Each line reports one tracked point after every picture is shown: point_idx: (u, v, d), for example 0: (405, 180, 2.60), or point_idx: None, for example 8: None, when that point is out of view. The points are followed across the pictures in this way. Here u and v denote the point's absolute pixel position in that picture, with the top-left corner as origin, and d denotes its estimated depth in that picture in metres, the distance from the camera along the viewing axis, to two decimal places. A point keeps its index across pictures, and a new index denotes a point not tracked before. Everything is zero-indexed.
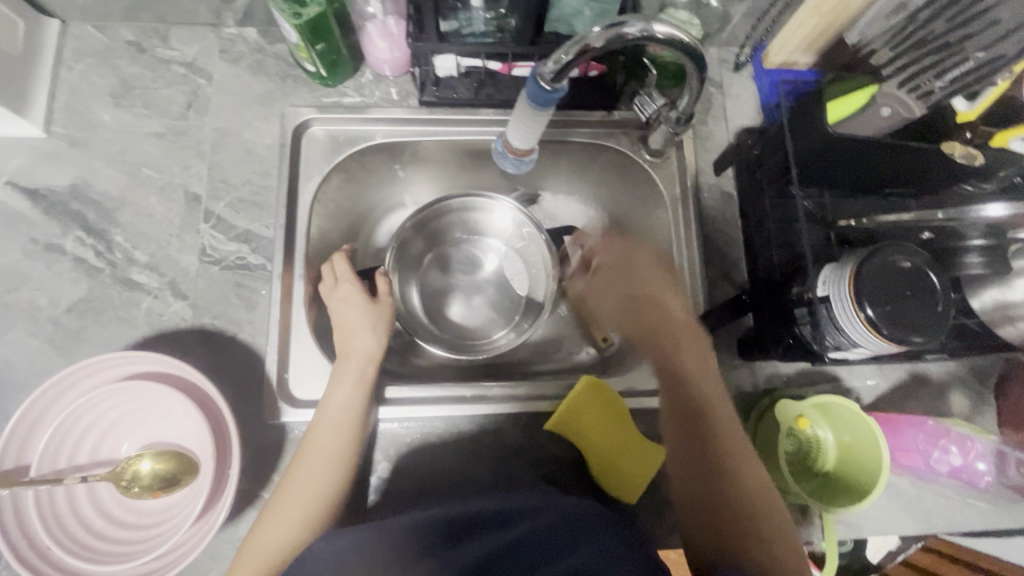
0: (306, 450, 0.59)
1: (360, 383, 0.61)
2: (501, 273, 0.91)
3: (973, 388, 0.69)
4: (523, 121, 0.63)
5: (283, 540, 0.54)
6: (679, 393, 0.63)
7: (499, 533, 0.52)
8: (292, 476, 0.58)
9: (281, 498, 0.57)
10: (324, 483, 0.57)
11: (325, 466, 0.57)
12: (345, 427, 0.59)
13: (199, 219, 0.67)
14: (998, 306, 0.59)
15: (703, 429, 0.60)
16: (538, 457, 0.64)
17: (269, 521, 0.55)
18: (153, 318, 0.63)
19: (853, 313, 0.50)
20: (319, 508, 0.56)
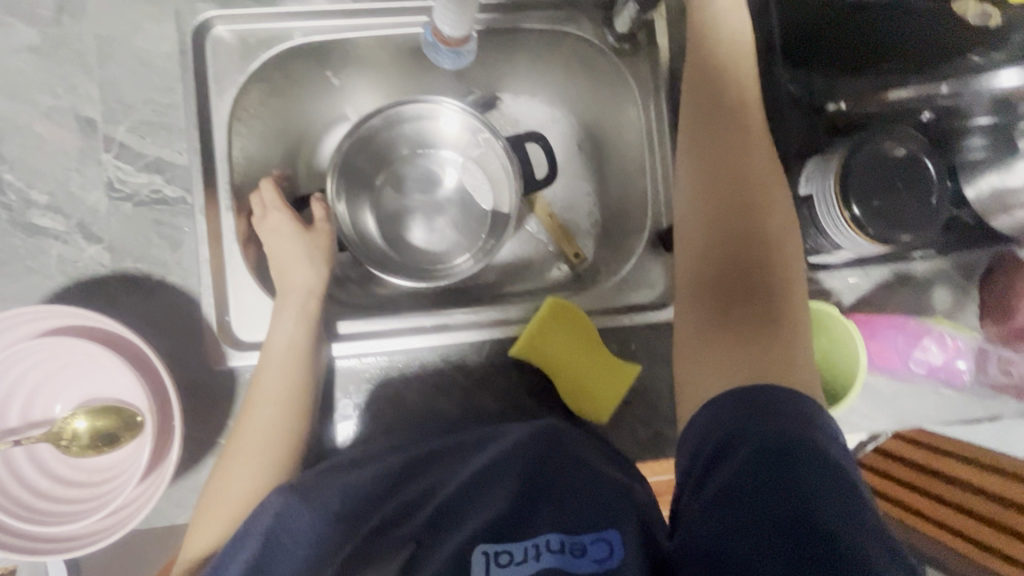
0: (256, 397, 0.56)
1: (305, 318, 0.57)
2: (461, 189, 0.84)
3: (956, 282, 0.66)
4: (449, 11, 0.54)
5: (243, 490, 0.52)
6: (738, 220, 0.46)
7: (455, 466, 0.52)
8: (245, 425, 0.55)
9: (235, 445, 0.54)
10: (278, 425, 0.55)
11: (280, 411, 0.55)
12: (295, 368, 0.56)
13: (98, 148, 0.58)
14: (996, 194, 0.55)
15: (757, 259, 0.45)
16: (506, 384, 0.61)
17: (228, 470, 0.53)
18: (68, 266, 0.57)
19: (839, 213, 0.45)
20: (278, 453, 0.54)
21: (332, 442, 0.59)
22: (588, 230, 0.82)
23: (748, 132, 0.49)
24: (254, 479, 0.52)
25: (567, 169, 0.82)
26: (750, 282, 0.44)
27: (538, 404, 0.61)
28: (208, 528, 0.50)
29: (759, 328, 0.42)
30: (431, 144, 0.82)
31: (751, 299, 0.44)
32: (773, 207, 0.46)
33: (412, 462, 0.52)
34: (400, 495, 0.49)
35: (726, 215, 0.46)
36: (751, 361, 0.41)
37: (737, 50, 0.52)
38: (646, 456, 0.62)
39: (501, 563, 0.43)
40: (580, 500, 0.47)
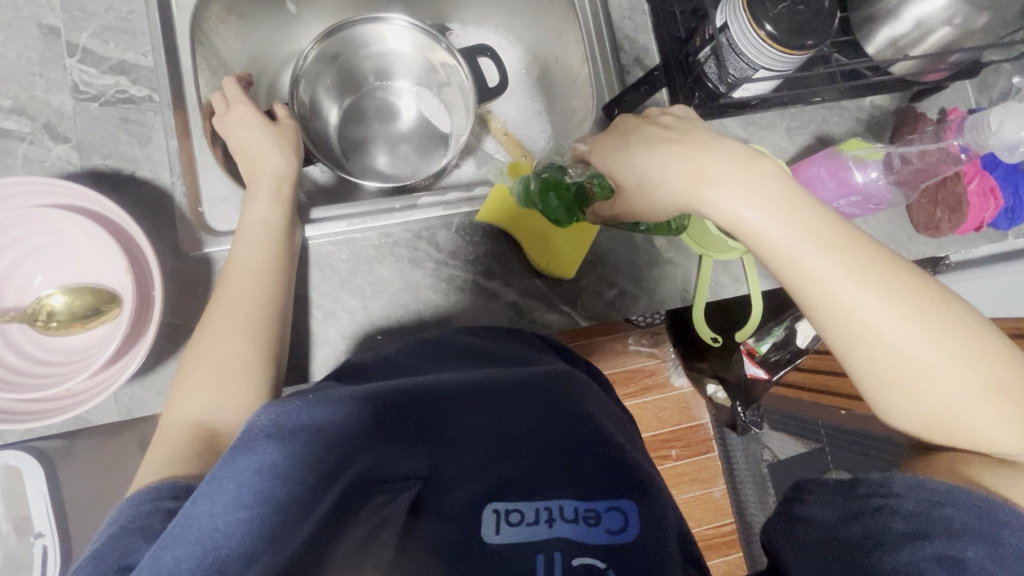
0: (232, 275, 0.56)
1: (279, 199, 0.59)
2: (421, 115, 0.88)
3: (871, 142, 0.73)
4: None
5: (227, 356, 0.52)
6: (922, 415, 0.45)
7: (458, 412, 0.48)
8: (220, 299, 0.55)
9: (214, 316, 0.54)
10: (255, 294, 0.55)
11: (257, 281, 0.55)
12: (270, 244, 0.57)
13: (63, 53, 0.60)
14: (891, 45, 0.63)
15: (905, 318, 0.44)
16: (476, 256, 0.64)
17: (207, 341, 0.53)
18: (35, 165, 0.58)
19: (753, 33, 0.51)
20: (259, 320, 0.54)
21: (311, 322, 0.61)
22: (543, 144, 0.87)
23: (785, 239, 0.46)
24: (239, 346, 0.53)
25: (518, 90, 0.88)
26: (878, 366, 0.45)
27: (508, 273, 0.65)
28: (197, 393, 0.51)
29: (945, 416, 0.44)
30: (387, 73, 0.86)
31: (953, 420, 0.44)
32: (854, 297, 0.44)
33: (410, 399, 0.45)
34: (395, 443, 0.43)
35: (863, 363, 0.45)
36: (952, 417, 0.44)
37: (673, 155, 0.50)
38: (615, 315, 0.66)
39: (511, 520, 0.45)
40: (593, 464, 0.49)
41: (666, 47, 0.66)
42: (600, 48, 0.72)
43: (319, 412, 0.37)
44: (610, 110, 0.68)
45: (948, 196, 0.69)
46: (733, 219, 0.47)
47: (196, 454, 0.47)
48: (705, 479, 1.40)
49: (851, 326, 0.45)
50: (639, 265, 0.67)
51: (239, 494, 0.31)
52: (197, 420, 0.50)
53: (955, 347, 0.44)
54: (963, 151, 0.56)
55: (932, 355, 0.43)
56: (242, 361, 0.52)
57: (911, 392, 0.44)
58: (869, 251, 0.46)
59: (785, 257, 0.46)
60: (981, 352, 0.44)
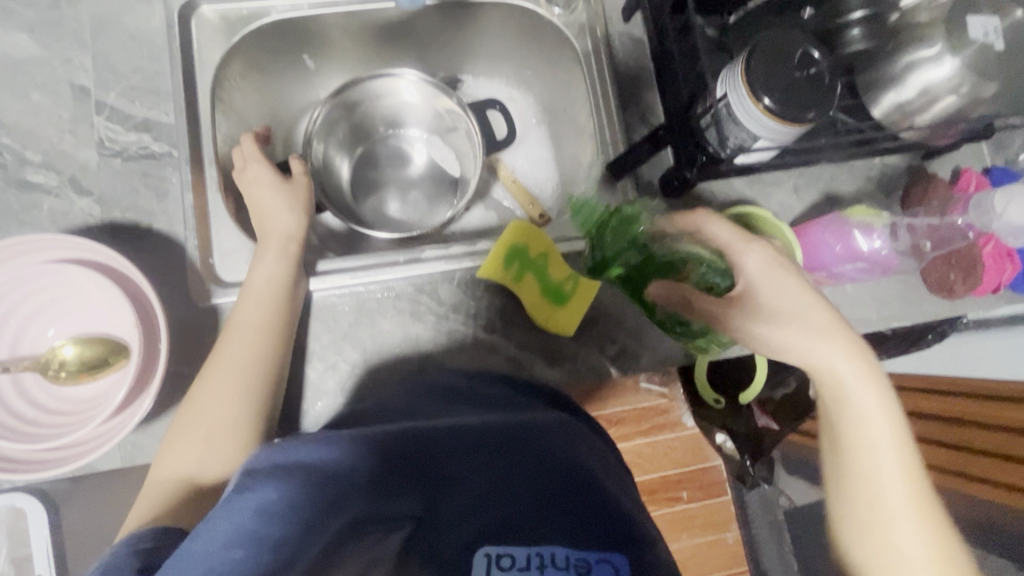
0: (233, 330, 0.57)
1: (287, 257, 0.61)
2: (432, 162, 0.90)
3: (879, 200, 0.72)
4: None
5: (223, 413, 0.54)
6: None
7: (465, 459, 0.48)
8: (222, 352, 0.56)
9: (209, 370, 0.56)
10: (253, 353, 0.56)
11: (259, 338, 0.57)
12: (273, 304, 0.58)
13: (91, 111, 0.63)
14: (897, 108, 0.62)
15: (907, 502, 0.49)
16: (476, 310, 0.65)
17: (206, 396, 0.54)
18: (58, 217, 0.61)
19: (753, 107, 0.51)
20: (258, 378, 0.55)
21: (309, 374, 0.62)
22: (549, 190, 0.88)
23: (846, 390, 0.49)
24: (236, 402, 0.54)
25: (527, 139, 0.90)
26: (849, 463, 0.51)
27: (508, 327, 0.65)
28: (191, 449, 0.52)
29: (881, 527, 0.49)
30: (401, 122, 0.89)
31: (887, 539, 0.49)
32: (862, 394, 0.49)
33: (411, 439, 0.45)
34: (395, 484, 0.41)
35: (852, 523, 0.51)
36: None
37: (764, 261, 0.50)
38: (614, 375, 0.66)
39: (502, 565, 0.45)
40: (586, 514, 0.48)
41: (672, 109, 0.67)
42: (606, 105, 0.73)
43: (323, 451, 0.36)
44: (613, 169, 0.68)
45: (963, 259, 0.66)
46: (810, 354, 0.48)
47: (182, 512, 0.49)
48: (718, 524, 1.35)
49: (840, 416, 0.50)
50: (641, 322, 0.66)
51: (237, 535, 0.29)
52: (189, 476, 0.52)
53: (905, 470, 0.49)
54: (966, 227, 0.58)
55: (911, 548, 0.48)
56: (237, 421, 0.54)
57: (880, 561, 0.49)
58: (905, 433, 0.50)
59: (840, 406, 0.50)
60: (921, 474, 0.50)
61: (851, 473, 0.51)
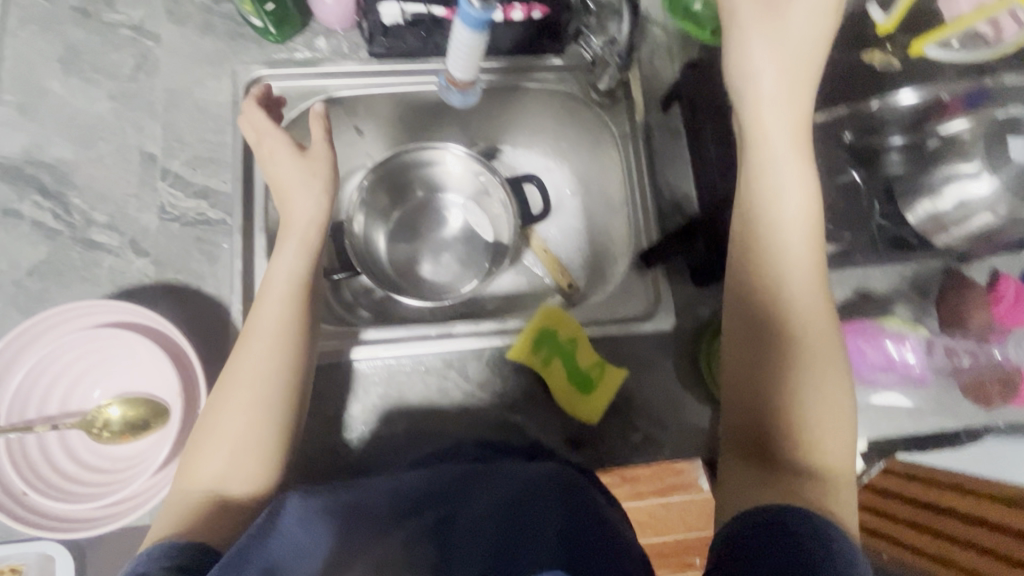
0: (248, 338, 0.55)
1: (304, 253, 0.58)
2: (467, 227, 0.92)
3: (916, 300, 0.71)
4: (460, 46, 0.53)
5: (244, 421, 0.52)
6: None
7: (474, 502, 0.47)
8: (242, 354, 0.55)
9: (233, 366, 0.54)
10: (278, 357, 0.54)
11: (274, 351, 0.54)
12: (290, 313, 0.56)
13: (156, 177, 0.67)
14: (933, 218, 0.62)
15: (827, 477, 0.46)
16: (502, 388, 0.66)
17: (227, 408, 0.52)
18: (116, 276, 0.64)
19: None
20: (276, 389, 0.54)
21: (335, 443, 0.63)
22: (578, 260, 0.88)
23: (787, 289, 0.51)
24: (252, 398, 0.52)
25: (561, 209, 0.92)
26: (795, 358, 0.50)
27: (532, 408, 0.65)
28: (216, 454, 0.51)
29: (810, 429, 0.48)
30: (440, 188, 0.91)
31: (821, 451, 0.47)
32: (821, 333, 0.51)
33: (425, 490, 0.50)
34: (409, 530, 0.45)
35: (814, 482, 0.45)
36: None
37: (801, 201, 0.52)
38: (637, 459, 0.65)
39: None
40: (592, 547, 0.42)
41: (707, 203, 0.68)
42: (641, 191, 0.74)
43: (362, 494, 0.49)
44: (647, 256, 0.69)
45: (994, 374, 0.67)
46: (773, 216, 0.52)
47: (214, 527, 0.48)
48: None
49: (782, 299, 0.51)
50: (665, 411, 0.66)
51: (297, 543, 0.42)
52: (214, 483, 0.51)
53: (832, 442, 0.48)
54: (1002, 359, 0.66)
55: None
56: (256, 430, 0.52)
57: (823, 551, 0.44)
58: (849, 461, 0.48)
59: (782, 302, 0.51)
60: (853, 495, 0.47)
61: (790, 366, 0.50)
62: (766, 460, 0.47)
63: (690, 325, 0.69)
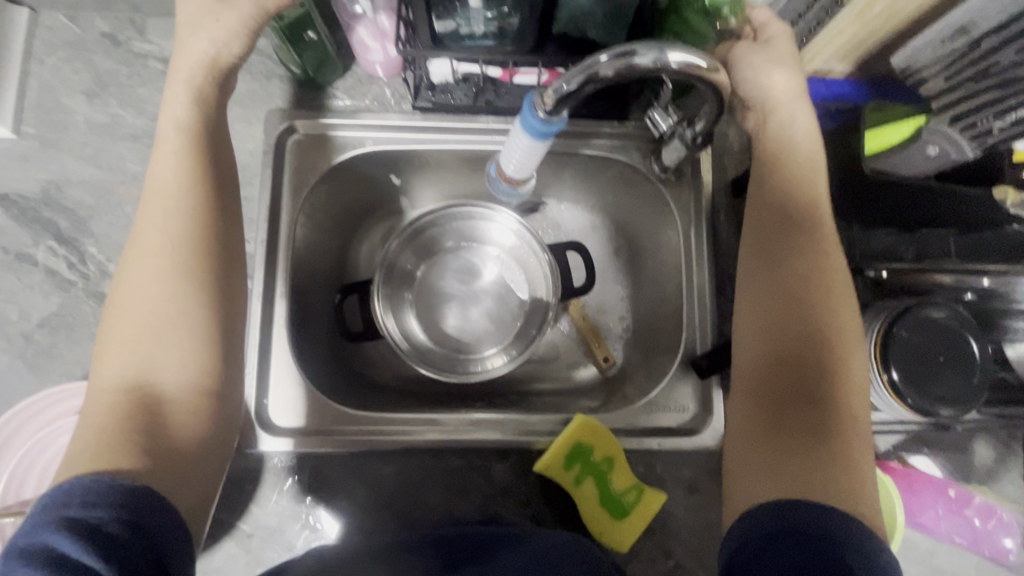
0: (140, 246, 0.48)
1: (189, 109, 0.51)
2: (501, 280, 0.84)
3: (1005, 439, 0.63)
4: (517, 151, 0.51)
5: (154, 312, 0.46)
6: (801, 419, 0.44)
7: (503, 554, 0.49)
8: (139, 253, 0.47)
9: (133, 246, 0.48)
10: (187, 231, 0.48)
11: (184, 216, 0.48)
12: (186, 207, 0.49)
13: None
14: None
15: (813, 374, 0.45)
16: (525, 495, 0.60)
17: (133, 304, 0.46)
18: None
19: (876, 376, 0.46)
20: (178, 219, 0.48)
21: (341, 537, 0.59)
22: (619, 335, 0.80)
23: (791, 156, 0.53)
24: (185, 222, 0.48)
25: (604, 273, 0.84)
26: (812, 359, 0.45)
27: (555, 522, 0.60)
28: (124, 349, 0.45)
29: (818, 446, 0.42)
30: (476, 238, 0.84)
31: (844, 456, 0.42)
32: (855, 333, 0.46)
33: (456, 535, 0.52)
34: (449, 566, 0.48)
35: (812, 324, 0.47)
36: (801, 470, 0.41)
37: (802, 162, 0.53)
38: None
39: None
40: None
41: None
42: (699, 281, 0.67)
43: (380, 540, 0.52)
44: (698, 362, 0.62)
45: None
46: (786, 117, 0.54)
47: (154, 447, 0.42)
48: None
49: (797, 268, 0.49)
50: (702, 540, 0.60)
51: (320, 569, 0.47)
52: (133, 379, 0.44)
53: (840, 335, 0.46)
54: None
55: (825, 429, 0.43)
56: (172, 308, 0.46)
57: (808, 399, 0.44)
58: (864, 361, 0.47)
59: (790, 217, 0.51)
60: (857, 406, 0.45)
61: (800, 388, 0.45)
62: (782, 447, 0.43)
63: None
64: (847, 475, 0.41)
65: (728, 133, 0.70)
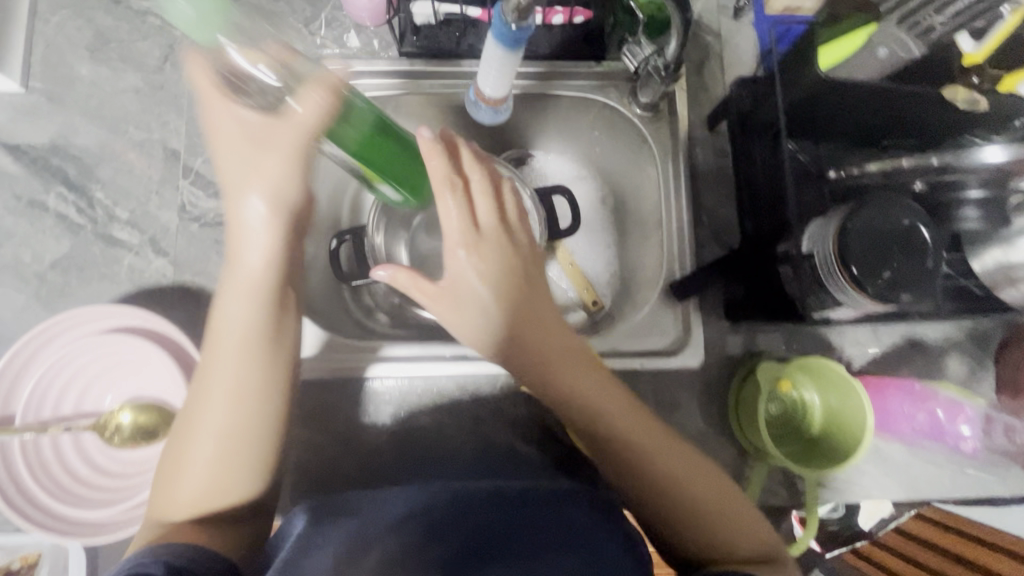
0: (214, 340, 0.50)
1: (268, 166, 0.50)
2: None
3: (971, 352, 0.66)
4: (493, 63, 0.56)
5: (231, 419, 0.49)
6: (649, 499, 0.53)
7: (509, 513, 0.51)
8: (215, 367, 0.49)
9: (202, 381, 0.50)
10: (256, 317, 0.50)
11: (254, 298, 0.50)
12: (258, 270, 0.51)
13: (179, 175, 0.66)
14: (1000, 268, 0.58)
15: (636, 453, 0.53)
16: (513, 417, 0.66)
17: (205, 421, 0.49)
18: (135, 275, 0.64)
19: (839, 272, 0.48)
20: (262, 320, 0.51)
21: (345, 456, 0.63)
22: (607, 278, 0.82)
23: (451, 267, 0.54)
24: (256, 312, 0.50)
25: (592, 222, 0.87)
26: (622, 457, 0.54)
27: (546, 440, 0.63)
28: (199, 473, 0.48)
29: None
30: None
31: (688, 498, 0.53)
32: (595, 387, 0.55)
33: (472, 498, 0.52)
34: (459, 534, 0.48)
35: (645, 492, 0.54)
36: (669, 516, 0.53)
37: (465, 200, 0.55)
38: None
39: None
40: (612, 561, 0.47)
41: (749, 237, 0.63)
42: (679, 213, 0.69)
43: (403, 503, 0.52)
44: (676, 286, 0.65)
45: None
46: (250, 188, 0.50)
47: (235, 531, 0.49)
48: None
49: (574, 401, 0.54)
50: None
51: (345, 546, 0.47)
52: (195, 503, 0.48)
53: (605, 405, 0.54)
54: None
55: (666, 487, 0.53)
56: (240, 413, 0.49)
57: (652, 488, 0.53)
58: (617, 392, 0.55)
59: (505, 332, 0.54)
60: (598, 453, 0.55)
61: (621, 449, 0.54)
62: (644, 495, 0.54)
63: (719, 362, 0.66)
64: (706, 526, 0.52)
65: (704, 73, 0.73)
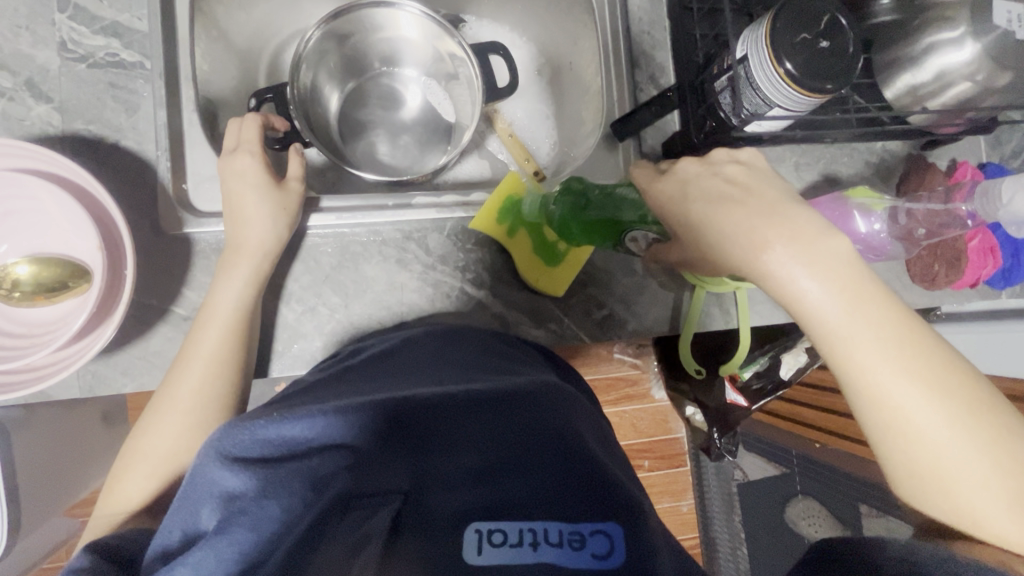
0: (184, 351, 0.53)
1: (227, 347, 0.52)
2: (426, 104, 0.83)
3: (877, 186, 0.72)
4: None
5: (189, 404, 0.51)
6: (924, 465, 0.43)
7: (454, 429, 0.41)
8: (164, 407, 0.51)
9: (167, 385, 0.52)
10: (205, 396, 0.51)
11: (217, 370, 0.52)
12: (219, 389, 0.52)
13: (52, 8, 0.57)
14: (911, 92, 0.61)
15: (874, 402, 0.43)
16: (461, 262, 0.63)
17: (150, 442, 0.51)
18: (11, 122, 0.55)
19: (773, 71, 0.50)
20: (205, 435, 0.52)
21: (286, 314, 0.59)
22: (546, 145, 0.80)
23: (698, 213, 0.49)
24: (215, 384, 0.52)
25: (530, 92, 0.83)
26: (877, 419, 0.44)
27: (496, 284, 0.63)
28: (145, 472, 0.50)
29: (934, 464, 0.43)
30: (396, 59, 0.81)
31: (956, 466, 0.43)
32: (846, 324, 0.43)
33: (405, 416, 0.40)
34: (389, 458, 0.38)
35: (900, 454, 0.44)
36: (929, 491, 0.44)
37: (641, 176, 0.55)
38: (599, 338, 0.65)
39: (495, 543, 0.36)
40: (559, 470, 0.40)
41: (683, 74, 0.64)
42: (615, 60, 0.69)
43: (316, 437, 0.36)
44: (614, 126, 0.66)
45: (948, 251, 0.67)
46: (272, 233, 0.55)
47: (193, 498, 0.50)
48: (676, 492, 1.29)
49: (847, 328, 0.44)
50: (629, 289, 0.65)
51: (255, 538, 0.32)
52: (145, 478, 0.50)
53: (872, 337, 0.43)
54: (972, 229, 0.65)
55: (917, 463, 0.43)
56: (196, 409, 0.51)
57: (919, 452, 0.43)
58: (887, 303, 0.44)
59: (814, 303, 0.44)
60: (922, 405, 0.43)
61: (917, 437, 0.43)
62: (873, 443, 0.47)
63: None
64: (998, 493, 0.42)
65: None
